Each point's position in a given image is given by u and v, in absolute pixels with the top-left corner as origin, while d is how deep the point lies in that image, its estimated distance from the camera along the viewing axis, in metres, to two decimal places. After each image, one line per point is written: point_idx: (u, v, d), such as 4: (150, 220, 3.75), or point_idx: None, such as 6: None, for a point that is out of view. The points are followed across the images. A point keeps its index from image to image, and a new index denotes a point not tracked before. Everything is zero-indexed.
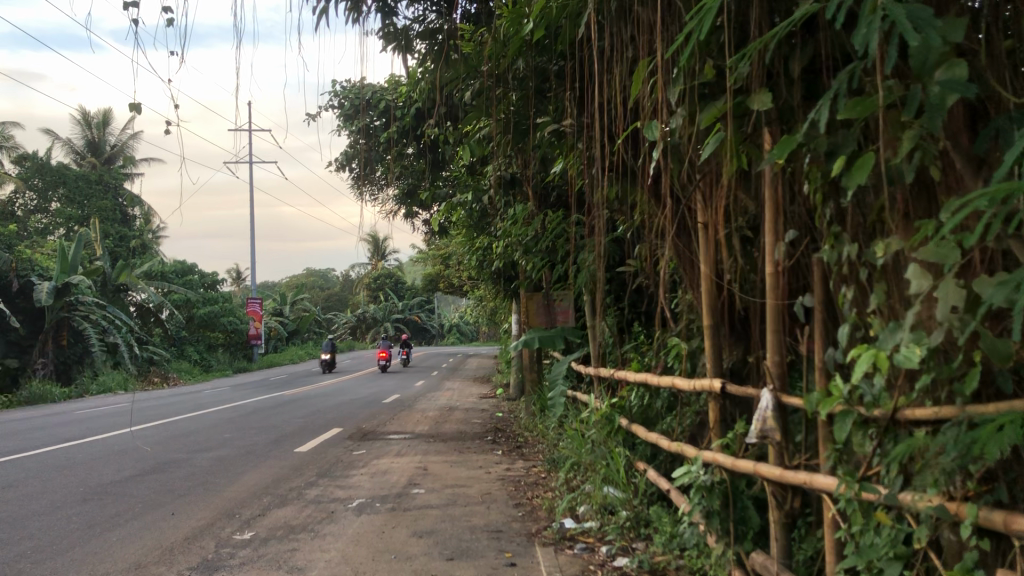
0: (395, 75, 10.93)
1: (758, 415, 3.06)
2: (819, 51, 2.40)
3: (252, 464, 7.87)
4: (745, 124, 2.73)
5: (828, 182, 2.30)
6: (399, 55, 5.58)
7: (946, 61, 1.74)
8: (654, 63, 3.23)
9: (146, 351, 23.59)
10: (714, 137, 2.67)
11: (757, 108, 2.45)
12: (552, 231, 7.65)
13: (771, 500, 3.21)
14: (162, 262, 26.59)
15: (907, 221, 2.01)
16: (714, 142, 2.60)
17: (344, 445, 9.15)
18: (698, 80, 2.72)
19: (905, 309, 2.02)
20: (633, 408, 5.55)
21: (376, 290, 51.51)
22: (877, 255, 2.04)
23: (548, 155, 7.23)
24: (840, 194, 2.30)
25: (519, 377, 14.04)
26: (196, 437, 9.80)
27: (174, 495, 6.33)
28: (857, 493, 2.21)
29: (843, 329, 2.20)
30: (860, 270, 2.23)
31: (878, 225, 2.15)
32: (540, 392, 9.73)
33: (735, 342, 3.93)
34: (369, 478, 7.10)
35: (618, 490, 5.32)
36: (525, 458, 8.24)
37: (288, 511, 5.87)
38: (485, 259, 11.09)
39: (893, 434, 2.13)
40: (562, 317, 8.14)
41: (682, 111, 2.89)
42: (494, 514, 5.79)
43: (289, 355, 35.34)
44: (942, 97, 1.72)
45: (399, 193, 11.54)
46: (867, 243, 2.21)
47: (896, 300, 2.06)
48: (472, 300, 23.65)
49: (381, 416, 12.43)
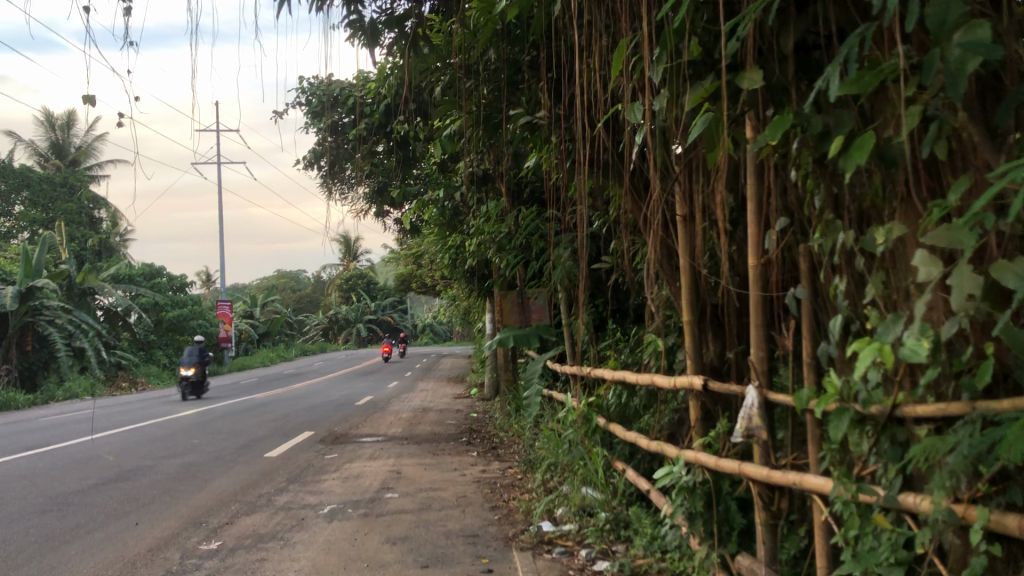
0: (364, 72, 10.76)
1: (744, 413, 2.95)
2: (813, 27, 2.30)
3: (221, 470, 7.67)
4: (732, 107, 2.62)
5: (821, 166, 2.19)
6: (367, 47, 5.43)
7: (965, 23, 1.62)
8: (638, 42, 3.11)
9: (114, 355, 23.19)
10: (701, 119, 2.55)
11: (747, 87, 2.34)
12: (526, 227, 7.53)
13: (756, 501, 3.09)
14: (129, 264, 26.19)
15: (909, 206, 1.91)
16: (700, 124, 2.49)
17: (317, 449, 8.97)
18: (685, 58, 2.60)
19: (906, 298, 1.91)
20: (611, 407, 5.43)
21: (348, 292, 51.25)
22: (878, 242, 1.93)
23: (521, 150, 7.11)
24: (833, 178, 2.19)
25: (493, 376, 13.90)
26: (164, 443, 9.57)
27: (139, 504, 6.12)
28: (854, 496, 2.09)
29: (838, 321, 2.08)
30: (855, 259, 2.12)
31: (875, 211, 2.05)
32: (516, 391, 9.62)
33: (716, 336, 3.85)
34: (341, 483, 6.93)
35: (597, 491, 5.21)
36: (501, 458, 8.11)
37: (257, 519, 5.69)
38: (457, 257, 10.95)
39: (891, 432, 2.02)
40: (536, 315, 8.00)
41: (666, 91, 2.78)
42: (469, 518, 5.64)
43: (261, 357, 35.03)
44: (963, 61, 1.60)
45: (369, 192, 11.37)
46: (862, 231, 2.10)
47: (895, 290, 1.95)
48: (445, 300, 23.53)
49: (354, 418, 12.26)
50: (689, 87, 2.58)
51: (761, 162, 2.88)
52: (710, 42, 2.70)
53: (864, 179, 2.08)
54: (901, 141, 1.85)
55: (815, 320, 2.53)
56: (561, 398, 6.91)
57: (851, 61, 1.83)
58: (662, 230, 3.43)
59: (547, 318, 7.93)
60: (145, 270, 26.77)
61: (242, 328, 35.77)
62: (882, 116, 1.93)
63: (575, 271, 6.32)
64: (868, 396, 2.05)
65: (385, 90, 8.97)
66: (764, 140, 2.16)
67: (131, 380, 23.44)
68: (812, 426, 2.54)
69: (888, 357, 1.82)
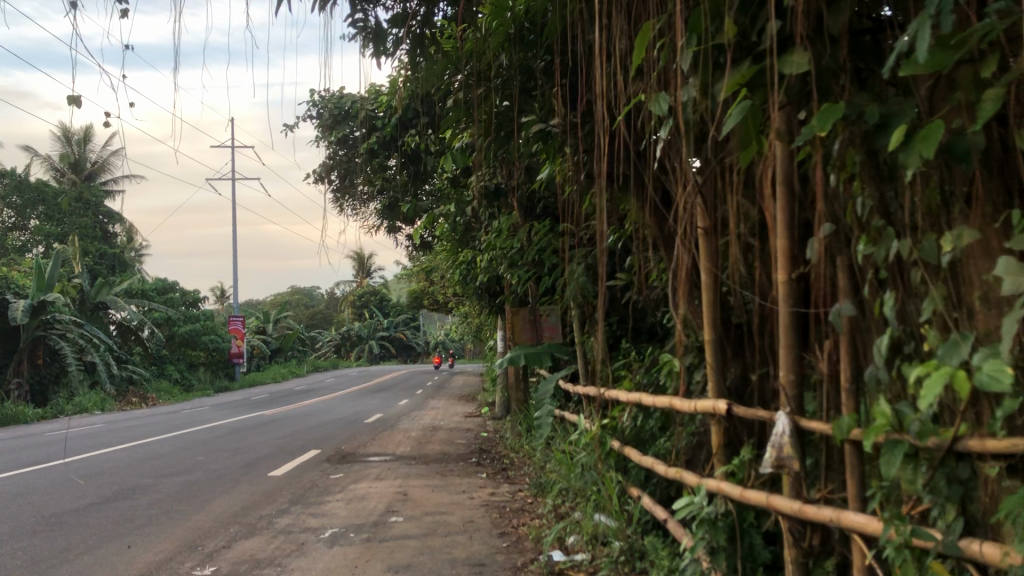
0: (376, 86, 10.64)
1: (774, 441, 2.69)
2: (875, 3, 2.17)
3: (222, 490, 7.44)
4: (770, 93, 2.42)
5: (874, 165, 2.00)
6: (373, 53, 5.28)
7: None
8: (665, 27, 2.91)
9: (125, 371, 23.10)
10: (737, 108, 2.33)
11: (792, 71, 2.14)
12: (538, 243, 7.33)
13: (786, 537, 2.83)
14: (142, 279, 26.14)
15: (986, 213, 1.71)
16: (737, 113, 2.27)
17: (322, 468, 8.75)
18: (719, 41, 2.40)
19: (979, 315, 1.71)
20: (626, 429, 5.21)
21: (361, 309, 51.36)
22: (946, 250, 1.72)
23: (534, 163, 6.94)
24: (888, 179, 1.99)
25: (505, 395, 13.65)
26: (167, 461, 9.37)
27: (134, 526, 5.90)
28: (907, 541, 1.83)
29: (893, 336, 1.87)
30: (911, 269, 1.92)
31: (937, 217, 1.84)
32: (527, 412, 9.40)
33: (736, 358, 3.66)
34: (344, 505, 6.69)
35: (611, 518, 4.97)
36: (511, 480, 7.87)
37: (255, 543, 5.45)
38: (469, 273, 10.76)
39: (951, 467, 1.78)
40: (548, 333, 7.78)
41: (694, 79, 2.57)
42: (476, 545, 5.38)
43: (273, 373, 34.91)
44: None
45: (380, 208, 11.23)
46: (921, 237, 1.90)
47: (965, 305, 1.75)
48: (456, 318, 23.32)
49: (363, 436, 12.05)
50: (725, 72, 2.38)
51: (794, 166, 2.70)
52: (746, 25, 2.52)
53: (921, 180, 1.88)
54: (977, 129, 1.65)
55: (853, 337, 2.31)
56: (573, 419, 6.66)
57: (940, 17, 1.64)
58: (682, 240, 3.24)
59: (560, 336, 7.71)
60: (158, 284, 26.70)
61: (254, 344, 35.67)
62: (951, 104, 1.75)
63: (588, 287, 6.10)
64: (922, 426, 1.80)
65: (397, 102, 8.83)
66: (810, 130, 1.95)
67: (141, 395, 23.25)
68: (853, 459, 2.31)
69: (963, 383, 1.59)
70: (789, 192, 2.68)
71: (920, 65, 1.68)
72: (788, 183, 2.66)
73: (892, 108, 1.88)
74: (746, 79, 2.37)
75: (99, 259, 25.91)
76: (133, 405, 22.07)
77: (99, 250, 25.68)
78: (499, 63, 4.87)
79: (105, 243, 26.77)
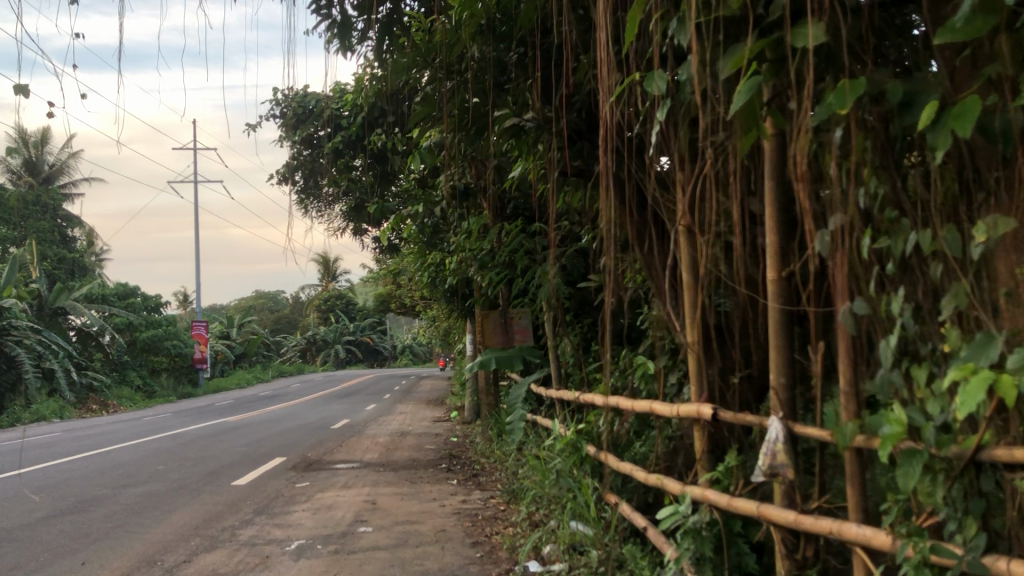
0: (341, 85, 10.46)
1: (766, 449, 2.58)
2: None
3: (184, 500, 7.19)
4: (776, 68, 2.35)
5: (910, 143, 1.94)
6: (338, 46, 5.11)
7: None
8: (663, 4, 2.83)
9: (86, 377, 22.61)
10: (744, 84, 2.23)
11: (800, 46, 2.07)
12: (509, 244, 7.19)
13: (779, 549, 2.69)
14: (102, 284, 25.61)
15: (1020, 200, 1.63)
16: (745, 88, 2.17)
17: (288, 477, 8.51)
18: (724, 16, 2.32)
19: (1010, 307, 1.63)
20: (601, 434, 5.08)
21: (326, 313, 50.90)
22: (977, 238, 1.64)
23: (504, 162, 6.80)
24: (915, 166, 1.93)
25: (474, 399, 13.48)
26: (126, 470, 9.07)
27: (89, 540, 5.65)
28: (925, 558, 1.69)
29: (909, 331, 1.77)
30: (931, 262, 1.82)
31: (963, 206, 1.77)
32: (498, 416, 9.25)
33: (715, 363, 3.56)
34: (311, 515, 6.48)
35: (587, 526, 4.82)
36: (482, 486, 7.70)
37: (217, 556, 5.23)
38: (437, 276, 10.60)
39: (971, 480, 1.65)
40: (520, 336, 7.63)
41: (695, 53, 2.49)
42: (449, 556, 5.19)
43: (236, 379, 34.38)
44: None
45: (346, 210, 11.02)
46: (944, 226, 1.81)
47: (995, 295, 1.67)
48: (423, 321, 23.06)
49: (329, 443, 11.82)
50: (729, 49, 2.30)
51: (786, 157, 2.63)
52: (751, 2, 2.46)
53: (946, 167, 1.81)
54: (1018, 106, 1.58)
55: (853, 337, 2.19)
56: (546, 423, 6.53)
57: None
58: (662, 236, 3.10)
59: (531, 339, 7.57)
60: (119, 289, 26.17)
61: (217, 349, 35.14)
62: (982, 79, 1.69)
63: (562, 289, 5.98)
64: (941, 434, 1.68)
65: (363, 101, 8.66)
66: (829, 107, 1.87)
67: (102, 402, 22.73)
68: (852, 468, 2.20)
69: (1006, 387, 1.47)
70: (783, 183, 2.61)
71: (957, 32, 1.64)
72: (777, 176, 2.62)
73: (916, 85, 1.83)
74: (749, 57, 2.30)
75: (58, 263, 25.36)
76: (94, 412, 21.56)
77: (57, 254, 25.15)
78: (471, 56, 4.72)
79: (64, 247, 26.25)
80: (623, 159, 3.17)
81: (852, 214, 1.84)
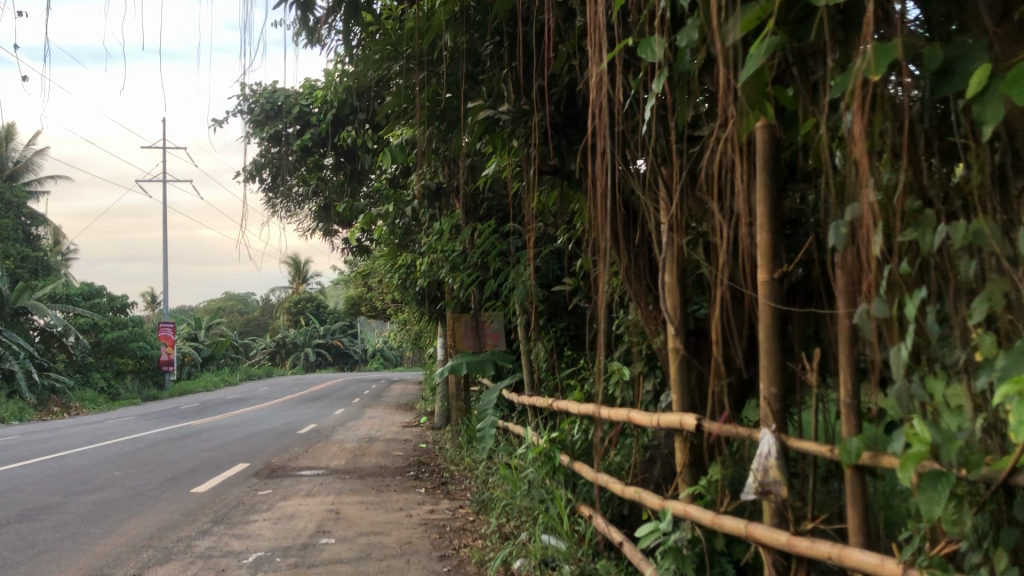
0: (311, 82, 10.22)
1: (758, 464, 2.39)
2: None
3: (138, 508, 6.89)
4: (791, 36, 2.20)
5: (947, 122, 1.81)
6: (304, 33, 4.87)
7: None
8: None
9: (48, 379, 22.10)
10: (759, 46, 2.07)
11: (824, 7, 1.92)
12: (482, 245, 7.00)
13: (768, 572, 2.50)
14: (66, 284, 25.10)
15: None
16: (762, 49, 2.02)
17: (250, 484, 8.23)
18: None
19: None
20: (576, 443, 4.90)
21: (297, 316, 50.43)
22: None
23: (478, 160, 6.61)
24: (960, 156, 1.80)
25: (444, 404, 13.22)
26: (81, 476, 8.73)
27: (33, 553, 5.36)
28: None
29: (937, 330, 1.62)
30: (962, 261, 1.68)
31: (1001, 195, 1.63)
32: (468, 422, 9.03)
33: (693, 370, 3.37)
34: (271, 525, 6.20)
35: (560, 540, 4.61)
36: (451, 495, 7.46)
37: (168, 570, 4.96)
38: (408, 278, 10.37)
39: (1000, 507, 1.53)
40: (491, 340, 7.44)
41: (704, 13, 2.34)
42: (414, 570, 4.95)
43: (203, 381, 33.83)
44: None
45: (315, 210, 10.76)
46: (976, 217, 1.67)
47: None
48: (394, 325, 22.76)
49: (295, 448, 11.52)
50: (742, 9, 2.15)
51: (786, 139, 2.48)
52: None
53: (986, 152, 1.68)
54: None
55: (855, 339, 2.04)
56: (518, 431, 6.30)
57: None
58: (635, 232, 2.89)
59: (503, 344, 7.38)
60: (86, 289, 25.63)
61: (185, 351, 34.60)
62: None
63: (535, 292, 5.81)
64: (972, 454, 1.53)
65: (333, 96, 8.43)
66: (857, 71, 1.72)
67: (63, 403, 22.19)
68: (855, 487, 2.04)
69: None
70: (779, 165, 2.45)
71: None
72: (774, 160, 2.47)
73: (958, 54, 1.70)
74: (763, 18, 2.15)
75: (20, 262, 24.78)
76: (55, 414, 21.04)
77: (21, 253, 24.58)
78: (444, 44, 4.48)
79: (27, 246, 25.74)
80: (611, 143, 3.01)
81: (868, 206, 1.66)
